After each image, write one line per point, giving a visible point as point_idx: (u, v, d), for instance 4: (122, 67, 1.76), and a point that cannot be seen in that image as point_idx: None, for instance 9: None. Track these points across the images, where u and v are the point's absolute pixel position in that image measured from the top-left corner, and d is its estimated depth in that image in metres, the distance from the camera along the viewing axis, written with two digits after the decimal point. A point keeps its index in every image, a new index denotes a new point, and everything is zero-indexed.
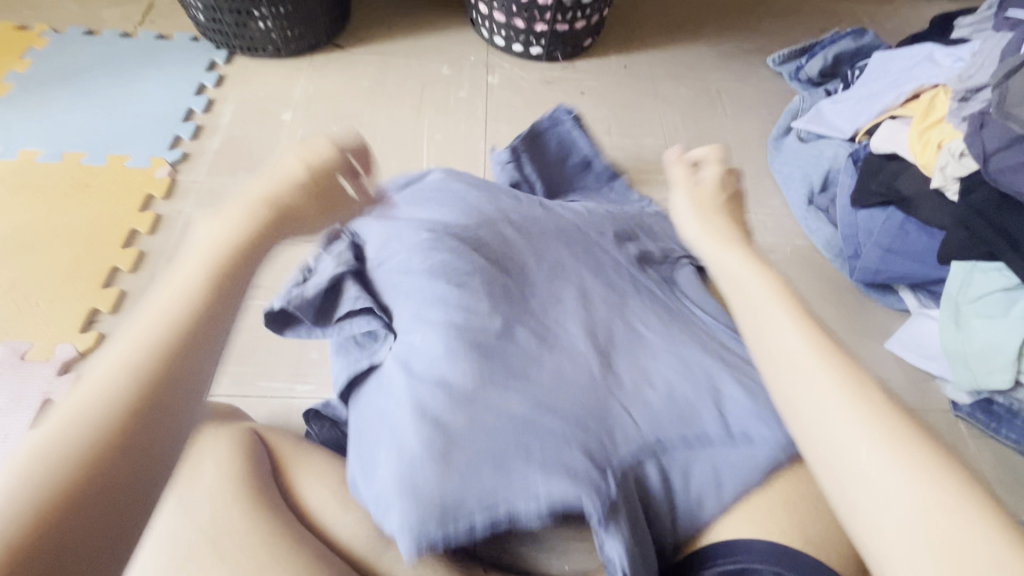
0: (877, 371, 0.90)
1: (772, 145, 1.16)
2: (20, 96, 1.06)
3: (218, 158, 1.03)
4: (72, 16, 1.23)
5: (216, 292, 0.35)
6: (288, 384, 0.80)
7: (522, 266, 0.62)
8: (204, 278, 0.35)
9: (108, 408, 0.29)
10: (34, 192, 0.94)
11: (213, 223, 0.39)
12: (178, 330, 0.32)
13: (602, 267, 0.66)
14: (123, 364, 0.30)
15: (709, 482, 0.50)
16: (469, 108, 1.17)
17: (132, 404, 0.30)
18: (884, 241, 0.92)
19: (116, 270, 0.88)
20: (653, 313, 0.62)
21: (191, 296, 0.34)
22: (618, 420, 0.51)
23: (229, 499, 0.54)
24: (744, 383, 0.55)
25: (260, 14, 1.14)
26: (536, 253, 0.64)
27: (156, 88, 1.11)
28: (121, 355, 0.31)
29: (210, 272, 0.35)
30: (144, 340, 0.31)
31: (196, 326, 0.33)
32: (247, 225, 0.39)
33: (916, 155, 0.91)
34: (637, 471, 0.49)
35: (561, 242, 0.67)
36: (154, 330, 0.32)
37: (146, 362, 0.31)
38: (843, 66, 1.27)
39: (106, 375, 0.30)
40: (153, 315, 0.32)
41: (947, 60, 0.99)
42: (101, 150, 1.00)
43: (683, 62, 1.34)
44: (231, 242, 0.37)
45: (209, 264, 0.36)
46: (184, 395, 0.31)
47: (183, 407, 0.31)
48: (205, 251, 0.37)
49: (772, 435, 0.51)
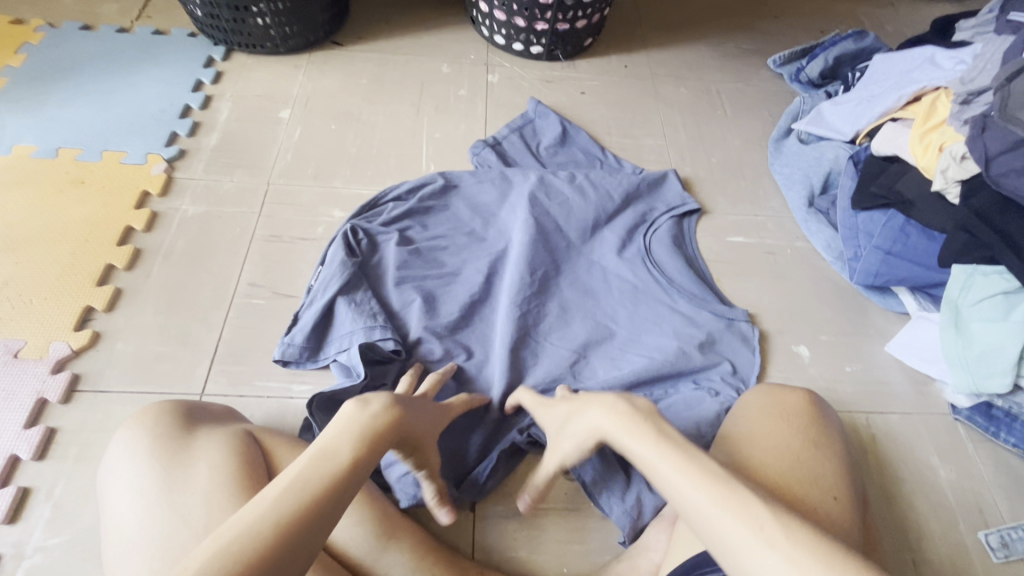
0: (876, 373, 0.90)
1: (771, 147, 1.16)
2: (15, 91, 1.05)
3: (215, 155, 1.02)
4: (68, 10, 1.22)
5: (358, 467, 0.49)
6: (285, 384, 0.79)
7: (517, 333, 0.83)
8: (352, 454, 0.49)
9: (269, 535, 0.40)
10: (28, 188, 0.93)
11: (364, 412, 0.54)
12: (326, 490, 0.45)
13: (579, 326, 0.85)
14: (253, 536, 0.40)
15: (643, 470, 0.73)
16: (469, 107, 1.16)
17: (285, 537, 0.41)
18: (884, 244, 0.92)
19: (112, 268, 0.87)
20: (617, 365, 0.82)
21: (317, 490, 0.45)
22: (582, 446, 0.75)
23: (224, 503, 0.53)
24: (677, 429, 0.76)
25: (258, 11, 1.12)
26: (527, 319, 0.85)
27: (153, 84, 1.10)
28: (254, 529, 0.40)
29: (359, 449, 0.50)
30: (312, 487, 0.45)
31: (309, 525, 0.42)
32: (385, 418, 0.54)
33: (917, 158, 0.91)
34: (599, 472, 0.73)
35: (551, 306, 0.86)
36: (313, 485, 0.45)
37: (269, 538, 0.40)
38: (844, 68, 1.27)
39: (240, 542, 0.39)
40: (317, 473, 0.46)
41: (949, 63, 0.97)
42: (97, 147, 0.99)
43: (684, 62, 1.33)
44: (371, 426, 0.52)
45: (360, 442, 0.50)
46: (314, 543, 0.42)
47: (314, 545, 0.42)
48: (354, 434, 0.51)
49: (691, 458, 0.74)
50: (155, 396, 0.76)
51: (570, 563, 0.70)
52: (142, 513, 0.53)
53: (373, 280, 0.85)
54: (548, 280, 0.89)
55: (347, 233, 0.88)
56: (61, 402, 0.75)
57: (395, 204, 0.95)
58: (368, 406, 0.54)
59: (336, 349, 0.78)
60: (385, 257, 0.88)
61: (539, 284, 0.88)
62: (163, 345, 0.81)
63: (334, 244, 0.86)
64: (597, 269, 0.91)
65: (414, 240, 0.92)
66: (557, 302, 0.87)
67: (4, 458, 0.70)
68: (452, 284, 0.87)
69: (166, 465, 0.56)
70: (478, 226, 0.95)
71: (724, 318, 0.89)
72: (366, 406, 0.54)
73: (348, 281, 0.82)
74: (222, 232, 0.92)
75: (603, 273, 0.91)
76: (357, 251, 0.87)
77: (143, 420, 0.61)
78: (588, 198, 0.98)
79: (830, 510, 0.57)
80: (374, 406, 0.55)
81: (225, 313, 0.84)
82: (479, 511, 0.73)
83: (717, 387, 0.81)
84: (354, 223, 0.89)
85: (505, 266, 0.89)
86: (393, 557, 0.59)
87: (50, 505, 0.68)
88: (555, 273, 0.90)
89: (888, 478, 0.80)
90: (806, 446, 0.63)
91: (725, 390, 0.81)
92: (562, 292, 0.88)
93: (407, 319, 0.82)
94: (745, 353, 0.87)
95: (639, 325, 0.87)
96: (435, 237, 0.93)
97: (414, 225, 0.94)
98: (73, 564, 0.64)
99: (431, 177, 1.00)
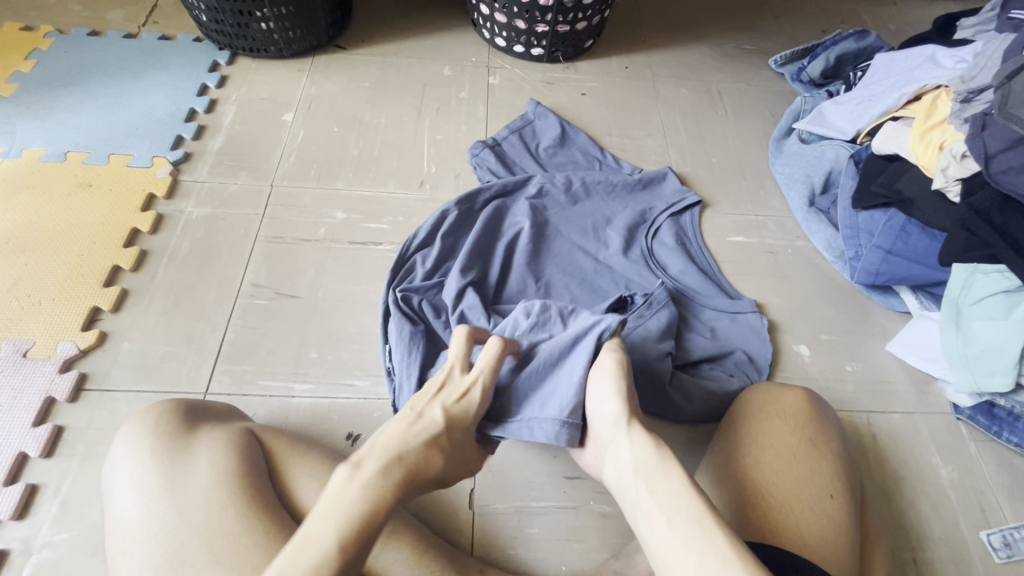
0: (877, 373, 0.89)
1: (772, 146, 1.17)
2: (24, 97, 1.07)
3: (219, 158, 1.03)
4: (76, 17, 1.24)
5: (358, 544, 0.42)
6: (287, 383, 0.80)
7: None
8: (347, 533, 0.42)
9: None
10: (37, 191, 0.95)
11: (360, 480, 0.45)
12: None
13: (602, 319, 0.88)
14: None
15: (695, 388, 0.80)
16: (470, 109, 1.17)
17: None
18: (885, 243, 0.92)
19: (119, 269, 0.88)
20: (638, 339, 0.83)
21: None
22: (642, 348, 0.80)
23: (224, 501, 0.54)
24: (703, 397, 0.80)
25: (262, 16, 1.13)
26: None
27: (160, 88, 1.12)
28: None
29: (347, 531, 0.42)
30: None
31: None
32: (399, 490, 0.46)
33: (917, 156, 0.90)
34: (652, 344, 0.80)
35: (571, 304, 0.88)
36: None
37: None
38: (846, 67, 1.26)
39: None
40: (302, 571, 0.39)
41: (949, 62, 0.96)
42: (104, 151, 1.01)
43: (685, 63, 1.34)
44: (367, 499, 0.44)
45: (350, 524, 0.42)
46: None
47: None
48: (358, 513, 0.43)
49: (726, 401, 0.80)
50: (161, 395, 0.77)
51: (570, 561, 0.70)
52: (143, 510, 0.54)
53: (422, 320, 0.82)
54: (567, 288, 0.90)
55: (399, 302, 0.82)
56: (69, 400, 0.76)
57: (423, 254, 0.90)
58: (362, 470, 0.45)
59: None
60: (446, 310, 0.83)
61: (549, 290, 0.89)
62: (167, 344, 0.82)
63: (392, 319, 0.81)
64: (609, 270, 0.93)
65: (431, 265, 0.89)
66: (581, 300, 0.89)
67: (13, 454, 0.71)
68: (493, 303, 0.86)
69: (168, 464, 0.57)
70: (490, 240, 0.93)
71: (731, 305, 0.91)
72: (359, 469, 0.46)
73: (416, 351, 0.77)
74: (226, 233, 0.94)
75: (613, 271, 0.93)
76: (418, 319, 0.82)
77: (146, 417, 0.62)
78: (583, 205, 1.01)
79: (825, 507, 0.58)
80: (368, 470, 0.46)
81: (229, 312, 0.86)
82: (478, 509, 0.73)
83: (733, 370, 0.84)
84: (402, 292, 0.83)
85: (518, 278, 0.90)
86: (392, 553, 0.59)
87: (57, 501, 0.69)
88: (570, 276, 0.91)
89: (888, 477, 0.80)
90: (811, 450, 0.63)
91: (738, 375, 0.84)
92: (585, 294, 0.90)
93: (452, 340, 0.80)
94: (756, 346, 0.88)
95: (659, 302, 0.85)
96: (476, 272, 0.88)
97: (442, 258, 0.90)
98: (80, 560, 0.66)
99: (446, 208, 0.95)
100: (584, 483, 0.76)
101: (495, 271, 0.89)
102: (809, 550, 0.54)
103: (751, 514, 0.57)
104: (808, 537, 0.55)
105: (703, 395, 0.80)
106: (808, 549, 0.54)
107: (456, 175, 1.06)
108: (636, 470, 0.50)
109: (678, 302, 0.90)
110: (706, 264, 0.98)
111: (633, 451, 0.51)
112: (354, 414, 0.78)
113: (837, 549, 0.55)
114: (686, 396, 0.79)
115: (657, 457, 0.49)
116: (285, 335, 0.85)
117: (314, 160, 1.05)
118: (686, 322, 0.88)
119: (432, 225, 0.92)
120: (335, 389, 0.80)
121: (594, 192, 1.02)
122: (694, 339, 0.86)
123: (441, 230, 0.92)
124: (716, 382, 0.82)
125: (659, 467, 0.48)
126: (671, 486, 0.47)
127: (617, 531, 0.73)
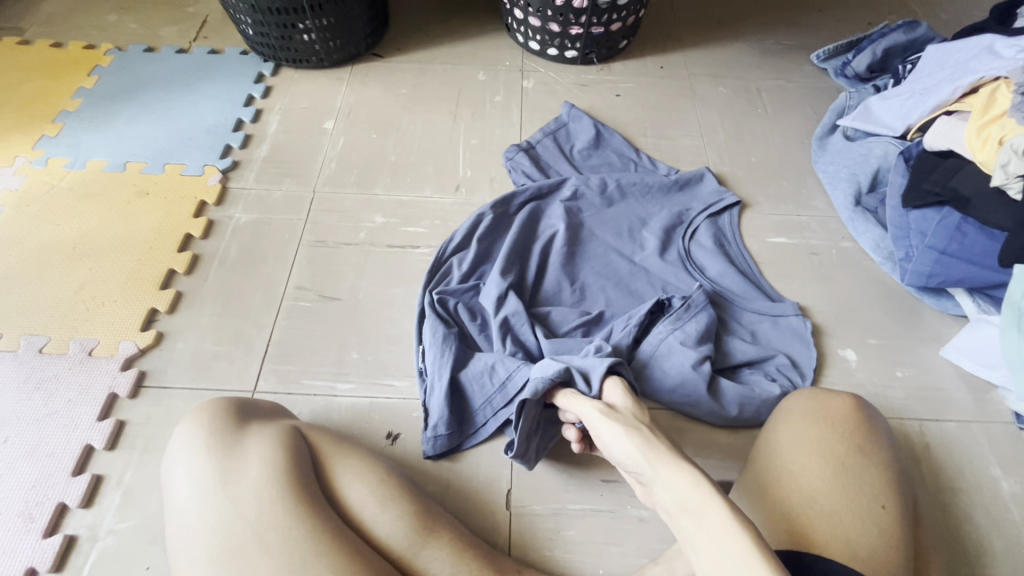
0: (930, 379, 0.85)
1: (814, 145, 1.13)
2: (88, 112, 1.14)
3: (264, 166, 1.08)
4: (133, 34, 1.31)
5: None
6: (329, 383, 0.83)
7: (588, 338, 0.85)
8: None
9: None
10: (99, 199, 1.01)
11: None
12: None
13: None
14: None
15: (735, 395, 0.78)
16: (504, 113, 1.18)
17: None
18: (938, 243, 0.88)
19: (174, 272, 0.93)
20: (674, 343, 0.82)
21: None
22: (677, 352, 0.79)
23: (274, 496, 0.56)
24: (742, 403, 0.78)
25: (305, 27, 1.17)
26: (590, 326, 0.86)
27: (210, 100, 1.18)
28: None
29: None
30: None
31: None
32: None
33: (975, 152, 0.86)
34: (689, 347, 0.79)
35: (607, 307, 0.88)
36: None
37: None
38: (894, 60, 1.21)
39: None
40: None
41: (1009, 52, 0.91)
42: (159, 160, 1.07)
43: (723, 60, 1.31)
44: None
45: None
46: None
47: None
48: None
49: (766, 407, 0.78)
50: (211, 393, 0.81)
51: (607, 565, 0.70)
52: (199, 501, 0.57)
53: (460, 324, 0.84)
54: (605, 291, 0.90)
55: (435, 304, 0.84)
56: (130, 397, 0.81)
57: (459, 257, 0.91)
58: None
59: (484, 417, 0.77)
60: (483, 314, 0.85)
61: (587, 292, 0.89)
62: (218, 344, 0.86)
63: (427, 321, 0.83)
64: (646, 271, 0.93)
65: (468, 268, 0.90)
66: (617, 303, 0.89)
67: (80, 447, 0.76)
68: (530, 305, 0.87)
69: (221, 458, 0.60)
70: (526, 241, 0.93)
71: (773, 310, 0.89)
72: None
73: (454, 354, 0.79)
74: (271, 236, 0.98)
75: (650, 273, 0.92)
76: (452, 322, 0.83)
77: (201, 414, 0.65)
78: (618, 207, 1.01)
79: (877, 519, 0.56)
80: None
81: (275, 313, 0.89)
82: (514, 510, 0.74)
83: (774, 375, 0.82)
84: (438, 294, 0.85)
85: (553, 280, 0.90)
86: (433, 550, 0.60)
87: (120, 491, 0.74)
88: (609, 278, 0.91)
89: (943, 488, 0.76)
90: (860, 458, 0.61)
91: (780, 379, 0.82)
92: (623, 296, 0.89)
93: (489, 343, 0.82)
94: (799, 352, 0.86)
95: (699, 305, 0.83)
96: (514, 273, 0.89)
97: (479, 262, 0.91)
98: (141, 546, 0.70)
99: (481, 213, 0.95)
100: (622, 487, 0.76)
101: (531, 273, 0.90)
102: (856, 559, 0.53)
103: (790, 520, 0.57)
104: (857, 548, 0.54)
105: (743, 400, 0.78)
106: (856, 560, 0.53)
107: (490, 178, 1.07)
108: (685, 509, 0.47)
109: (716, 304, 0.89)
110: (747, 266, 0.95)
111: (672, 494, 0.48)
112: (394, 415, 0.80)
113: (890, 562, 0.54)
114: (723, 403, 0.78)
115: (696, 493, 0.47)
116: (328, 335, 0.88)
117: (352, 165, 1.08)
118: (727, 327, 0.86)
119: (467, 229, 0.94)
120: (376, 389, 0.83)
121: (628, 193, 1.02)
122: (734, 342, 0.84)
123: (475, 233, 0.93)
124: (756, 386, 0.80)
125: (708, 505, 0.46)
126: (713, 521, 0.45)
127: (656, 536, 0.72)
